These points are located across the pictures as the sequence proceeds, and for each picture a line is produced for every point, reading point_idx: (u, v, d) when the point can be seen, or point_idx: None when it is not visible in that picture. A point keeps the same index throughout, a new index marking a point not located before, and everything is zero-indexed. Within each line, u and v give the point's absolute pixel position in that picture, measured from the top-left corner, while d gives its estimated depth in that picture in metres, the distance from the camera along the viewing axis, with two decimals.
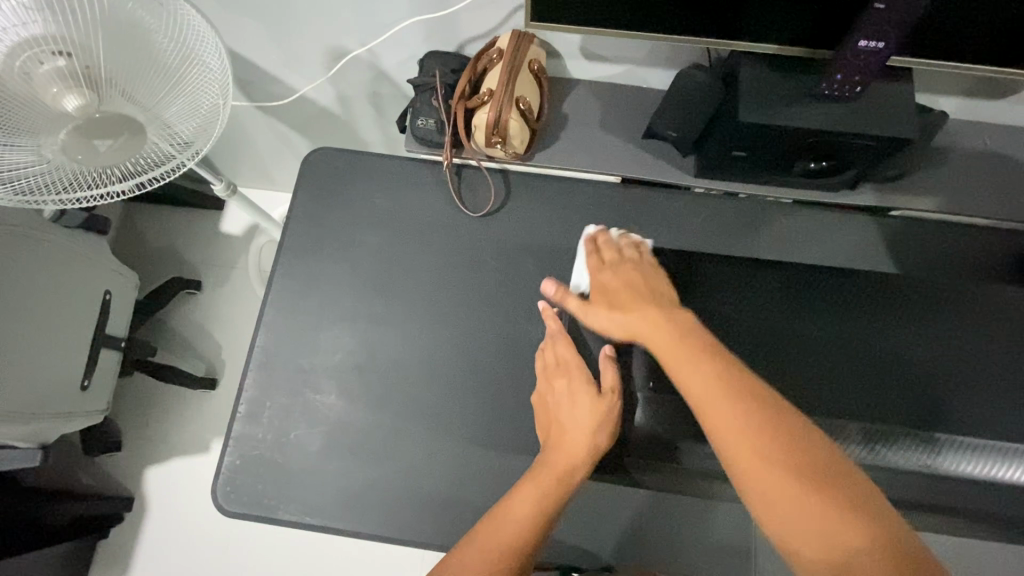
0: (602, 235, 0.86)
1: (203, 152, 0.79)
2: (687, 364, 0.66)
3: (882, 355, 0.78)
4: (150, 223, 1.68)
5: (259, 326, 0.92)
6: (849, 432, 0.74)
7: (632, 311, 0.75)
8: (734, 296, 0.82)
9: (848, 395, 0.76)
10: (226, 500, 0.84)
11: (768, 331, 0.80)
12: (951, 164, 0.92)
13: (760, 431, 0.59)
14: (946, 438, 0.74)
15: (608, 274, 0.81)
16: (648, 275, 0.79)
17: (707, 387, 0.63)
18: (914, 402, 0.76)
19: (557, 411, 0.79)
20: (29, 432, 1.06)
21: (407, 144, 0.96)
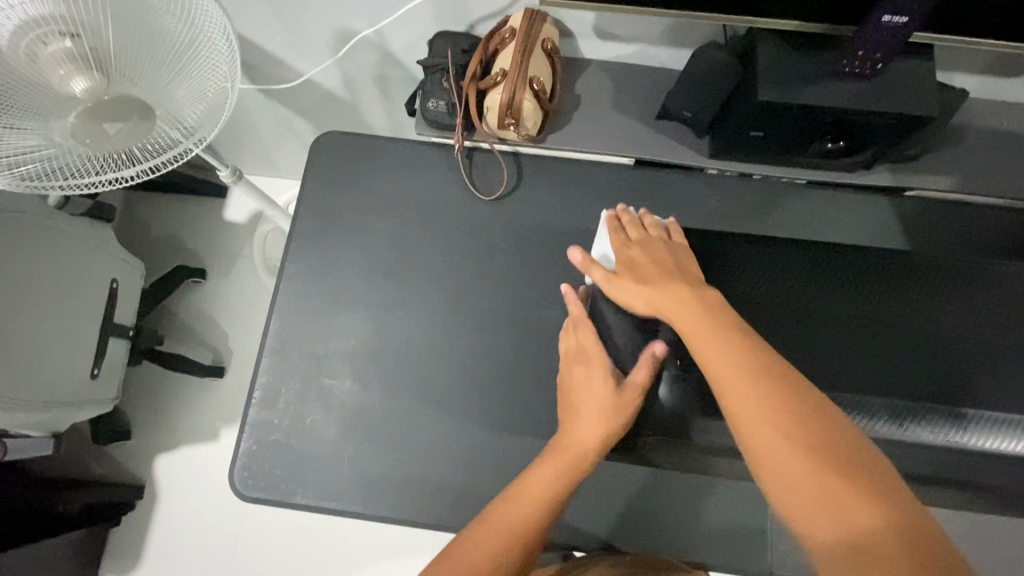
0: (624, 213, 0.82)
1: (208, 140, 0.79)
2: (721, 353, 0.61)
3: (901, 334, 0.77)
4: (153, 211, 1.66)
5: (272, 312, 0.91)
6: (878, 408, 0.73)
7: (659, 285, 0.71)
8: (755, 274, 0.80)
9: (876, 372, 0.74)
10: (243, 485, 0.84)
11: (794, 305, 0.78)
12: (968, 142, 0.91)
13: (788, 426, 0.55)
14: (973, 413, 0.72)
15: (635, 250, 0.77)
16: (676, 253, 0.76)
17: (744, 391, 0.58)
18: (941, 376, 0.74)
19: (574, 390, 0.77)
20: (41, 421, 1.06)
21: (418, 127, 0.94)
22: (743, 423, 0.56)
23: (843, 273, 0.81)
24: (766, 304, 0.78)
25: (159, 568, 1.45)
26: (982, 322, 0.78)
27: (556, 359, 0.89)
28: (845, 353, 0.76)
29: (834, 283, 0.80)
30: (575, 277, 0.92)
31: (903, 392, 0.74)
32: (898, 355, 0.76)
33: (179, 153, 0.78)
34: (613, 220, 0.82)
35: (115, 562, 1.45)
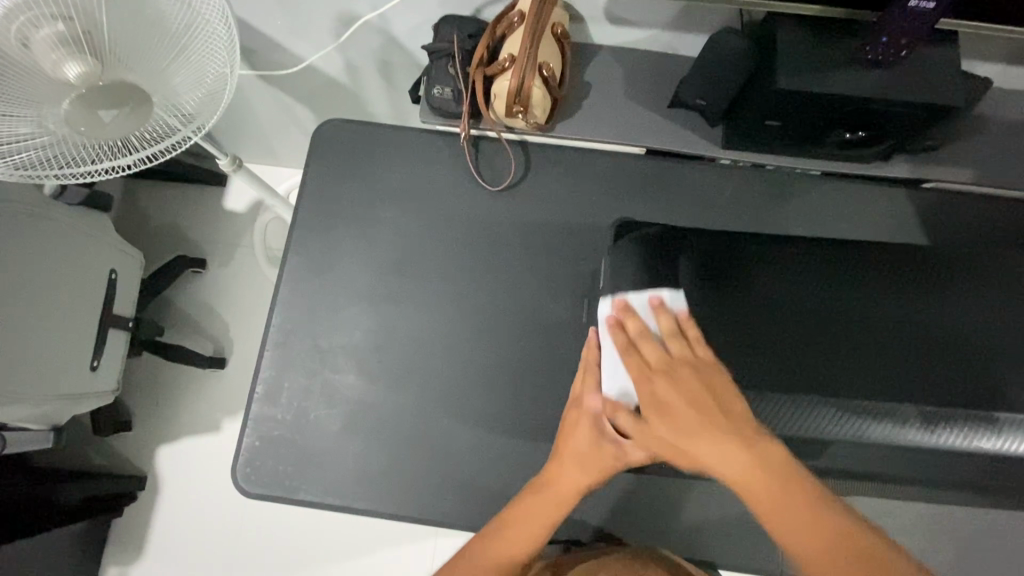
0: (630, 318, 0.69)
1: (206, 126, 0.73)
2: (768, 489, 0.59)
3: (907, 333, 0.69)
4: (151, 199, 1.64)
5: (274, 305, 0.90)
6: (907, 418, 0.65)
7: (694, 430, 0.62)
8: (760, 273, 0.72)
9: (896, 382, 0.66)
10: (246, 481, 0.83)
11: (809, 309, 0.70)
12: (989, 133, 0.88)
13: (841, 552, 0.56)
14: (1006, 417, 0.64)
15: (657, 375, 0.65)
16: (702, 371, 0.64)
17: (794, 516, 0.58)
18: (969, 383, 0.66)
19: (569, 445, 0.72)
20: (40, 414, 1.05)
21: (422, 115, 0.92)
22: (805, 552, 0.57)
23: (868, 271, 0.72)
24: (750, 300, 0.70)
25: (161, 559, 1.44)
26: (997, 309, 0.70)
27: (564, 353, 0.87)
28: (866, 362, 0.67)
29: (858, 281, 0.71)
30: (583, 270, 0.90)
31: (926, 398, 0.66)
32: (923, 362, 0.67)
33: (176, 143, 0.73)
34: (620, 324, 0.70)
35: (118, 553, 1.45)
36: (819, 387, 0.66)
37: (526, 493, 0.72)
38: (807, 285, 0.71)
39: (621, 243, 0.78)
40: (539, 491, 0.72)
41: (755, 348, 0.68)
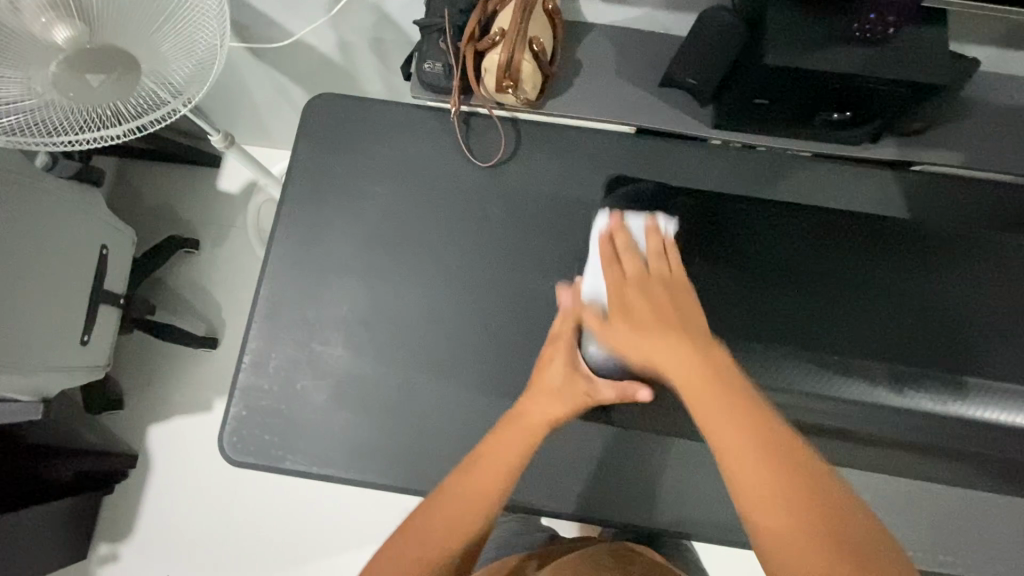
0: (622, 233, 0.73)
1: (196, 101, 0.76)
2: (711, 401, 0.57)
3: (888, 305, 0.77)
4: (145, 179, 1.63)
5: (263, 277, 0.90)
6: (879, 381, 0.73)
7: (653, 337, 0.64)
8: (759, 240, 0.79)
9: (868, 346, 0.75)
10: (232, 449, 0.84)
11: (799, 275, 0.78)
12: (977, 117, 0.89)
13: (795, 502, 0.51)
14: (971, 384, 0.73)
15: (630, 285, 0.69)
16: (677, 298, 0.67)
17: (729, 436, 0.55)
18: (934, 349, 0.75)
19: (546, 379, 0.72)
20: (28, 384, 1.04)
21: (414, 90, 0.92)
22: (734, 468, 0.54)
23: (855, 242, 0.80)
24: (755, 269, 0.78)
25: (151, 536, 1.45)
26: (976, 296, 0.78)
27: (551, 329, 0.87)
28: (841, 328, 0.76)
29: (845, 251, 0.79)
30: (572, 247, 0.91)
31: (894, 362, 0.74)
32: (894, 328, 0.76)
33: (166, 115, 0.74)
34: (611, 237, 0.73)
35: (108, 529, 1.46)
36: (812, 349, 0.75)
37: (505, 424, 0.69)
38: (800, 249, 0.80)
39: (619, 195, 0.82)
40: (512, 420, 0.70)
41: (758, 307, 0.77)
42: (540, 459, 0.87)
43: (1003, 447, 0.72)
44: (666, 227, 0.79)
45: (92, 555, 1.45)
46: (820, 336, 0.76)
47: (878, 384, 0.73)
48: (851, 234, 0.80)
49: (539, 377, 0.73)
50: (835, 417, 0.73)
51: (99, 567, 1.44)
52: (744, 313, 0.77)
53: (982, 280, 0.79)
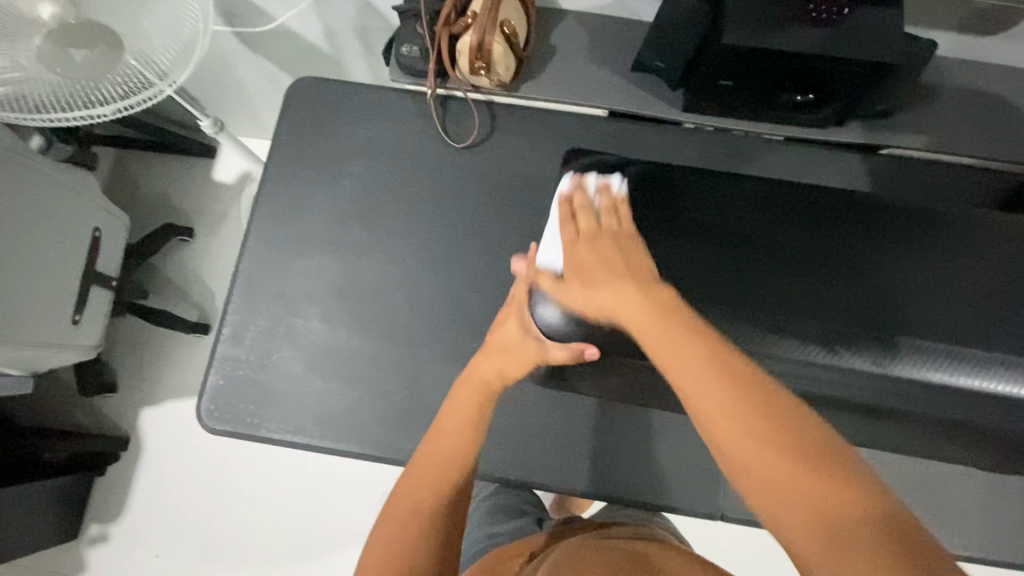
0: (578, 192, 0.69)
1: (179, 84, 0.80)
2: (666, 337, 0.55)
3: (828, 262, 0.71)
4: (141, 168, 1.67)
5: (244, 252, 0.93)
6: (808, 335, 0.66)
7: (608, 286, 0.61)
8: (691, 197, 0.75)
9: (800, 301, 0.68)
10: (210, 417, 0.86)
11: (731, 230, 0.73)
12: (940, 100, 0.90)
13: (749, 419, 0.49)
14: (905, 342, 0.65)
15: (585, 241, 0.65)
16: (630, 252, 0.64)
17: (707, 394, 0.51)
18: (870, 308, 0.68)
19: (497, 340, 0.74)
20: (23, 357, 1.09)
21: (392, 74, 0.95)
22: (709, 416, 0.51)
23: (792, 207, 0.75)
24: (690, 226, 0.73)
25: (141, 517, 1.48)
26: (939, 264, 0.70)
27: None
28: (768, 280, 0.69)
29: (781, 214, 0.74)
30: (544, 225, 0.93)
31: (827, 318, 0.67)
32: (827, 286, 0.69)
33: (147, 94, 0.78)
34: (569, 200, 0.69)
35: (99, 508, 1.48)
36: (736, 304, 0.68)
37: (459, 385, 0.72)
38: (739, 213, 0.74)
39: (575, 164, 0.83)
40: (465, 385, 0.72)
41: (684, 265, 0.70)
42: (508, 431, 0.89)
43: (958, 409, 0.63)
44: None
45: (82, 535, 1.47)
46: (747, 292, 0.68)
47: (804, 337, 0.65)
48: (792, 199, 0.76)
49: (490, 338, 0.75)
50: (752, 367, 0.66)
51: (89, 548, 1.46)
52: (669, 269, 0.70)
53: (947, 250, 0.71)
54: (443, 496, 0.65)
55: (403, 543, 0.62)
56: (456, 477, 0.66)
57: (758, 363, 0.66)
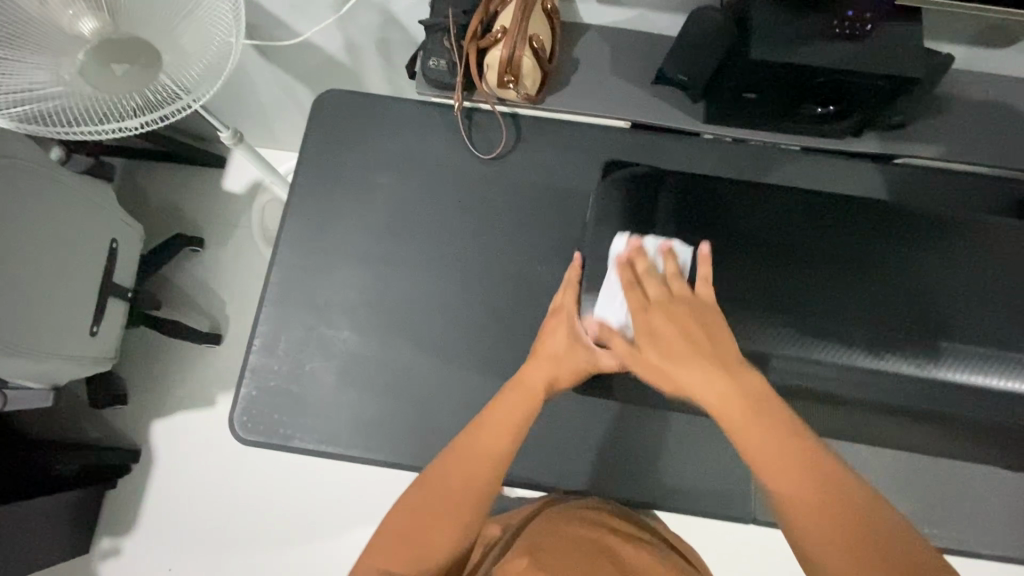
0: (640, 258, 0.70)
1: (205, 98, 0.79)
2: (743, 418, 0.57)
3: (868, 270, 0.73)
4: (150, 178, 1.66)
5: (273, 264, 0.94)
6: (853, 343, 0.69)
7: (688, 363, 0.62)
8: (728, 209, 0.77)
9: (842, 309, 0.71)
10: (243, 429, 0.87)
11: (770, 240, 0.74)
12: (952, 112, 0.93)
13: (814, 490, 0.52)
14: (944, 346, 0.68)
15: (655, 312, 0.66)
16: (701, 320, 0.65)
17: (772, 455, 0.55)
18: (910, 314, 0.70)
19: (546, 347, 0.76)
20: (45, 371, 1.09)
21: (418, 87, 0.95)
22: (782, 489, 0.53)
23: (827, 214, 0.77)
24: (731, 237, 0.75)
25: (153, 533, 1.44)
26: (977, 265, 0.73)
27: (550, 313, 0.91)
28: (811, 290, 0.72)
29: (817, 223, 0.76)
30: (571, 234, 0.95)
31: (869, 325, 0.70)
32: (866, 293, 0.71)
33: (176, 109, 0.77)
34: (631, 264, 0.70)
35: (109, 523, 1.45)
36: (784, 313, 0.70)
37: (509, 385, 0.73)
38: (781, 221, 0.76)
39: (609, 176, 0.82)
40: (514, 386, 0.73)
41: (728, 274, 0.73)
42: (539, 438, 0.89)
43: (991, 408, 0.68)
44: (635, 203, 0.78)
45: (93, 551, 1.43)
46: (793, 300, 0.71)
47: (846, 345, 0.69)
48: (828, 207, 0.77)
49: (540, 343, 0.77)
50: (794, 376, 0.70)
51: (100, 561, 1.43)
52: (715, 278, 0.73)
53: (981, 252, 0.73)
54: (482, 485, 0.66)
55: (432, 535, 0.64)
56: (497, 469, 0.67)
57: (804, 371, 0.70)
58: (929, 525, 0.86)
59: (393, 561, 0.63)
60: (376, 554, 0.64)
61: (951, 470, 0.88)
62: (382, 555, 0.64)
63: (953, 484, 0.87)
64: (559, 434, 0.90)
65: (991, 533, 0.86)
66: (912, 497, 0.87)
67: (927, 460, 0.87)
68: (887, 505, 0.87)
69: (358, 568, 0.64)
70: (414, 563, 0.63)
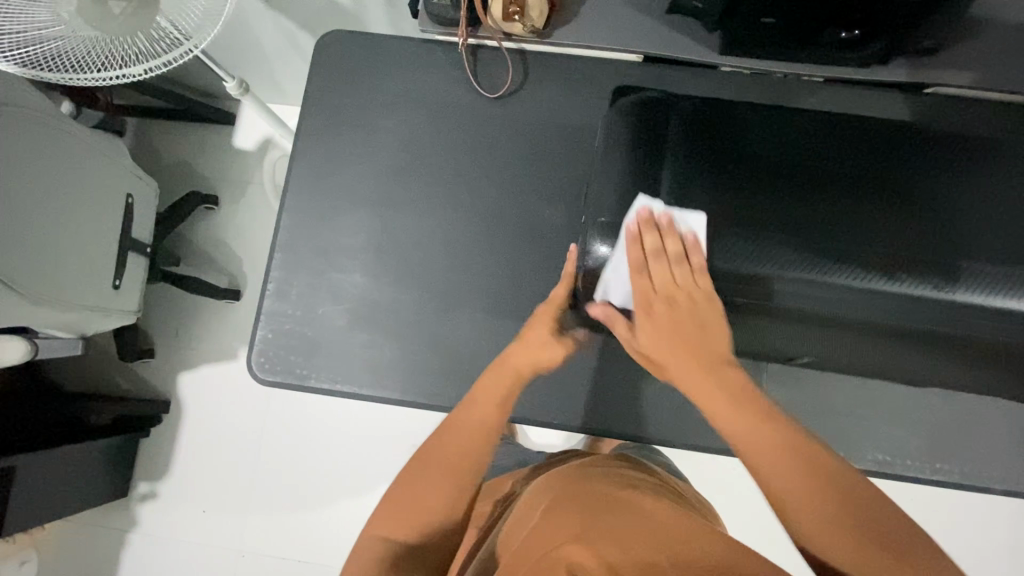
0: (648, 232, 0.71)
1: (201, 47, 0.79)
2: (750, 430, 0.59)
3: (877, 191, 0.72)
4: (162, 135, 1.66)
5: (283, 209, 0.94)
6: (865, 264, 0.68)
7: (669, 353, 0.68)
8: (733, 134, 0.77)
9: (853, 230, 0.70)
10: (260, 369, 0.89)
11: (775, 163, 0.74)
12: (992, 35, 0.86)
13: (814, 489, 0.55)
14: (961, 267, 0.67)
15: (657, 302, 0.70)
16: (697, 303, 0.69)
17: (766, 450, 0.58)
18: (924, 235, 0.69)
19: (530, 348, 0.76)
20: (71, 320, 1.14)
21: (421, 25, 0.92)
22: (769, 469, 0.57)
23: (834, 138, 0.77)
24: (736, 160, 0.75)
25: (185, 477, 1.51)
26: (993, 188, 0.72)
27: (557, 254, 0.90)
28: (818, 211, 0.71)
29: (823, 145, 0.76)
30: (580, 173, 0.93)
31: (882, 246, 0.69)
32: (876, 215, 0.71)
33: (176, 55, 0.78)
34: (637, 239, 0.71)
35: (144, 468, 1.52)
36: (793, 235, 0.70)
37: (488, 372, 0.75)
38: (789, 146, 0.76)
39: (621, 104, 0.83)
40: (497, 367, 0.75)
41: (734, 195, 0.73)
42: (549, 377, 0.90)
43: (1002, 329, 0.67)
44: (642, 124, 0.79)
45: (132, 494, 1.50)
46: (804, 222, 0.71)
47: (856, 267, 0.68)
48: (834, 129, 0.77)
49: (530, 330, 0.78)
50: (805, 296, 0.69)
51: (138, 504, 1.50)
52: (722, 200, 0.73)
53: (991, 173, 0.73)
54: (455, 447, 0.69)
55: (425, 497, 0.66)
56: (482, 441, 0.70)
57: (814, 293, 0.69)
58: (943, 461, 0.85)
59: (393, 525, 0.65)
60: (378, 519, 0.66)
61: (964, 406, 0.87)
62: (380, 519, 0.66)
63: (967, 421, 0.86)
64: (568, 374, 0.90)
65: (1005, 469, 0.85)
66: (924, 432, 0.86)
67: (942, 396, 0.86)
68: (898, 440, 0.87)
69: (364, 533, 0.67)
70: (412, 525, 0.65)
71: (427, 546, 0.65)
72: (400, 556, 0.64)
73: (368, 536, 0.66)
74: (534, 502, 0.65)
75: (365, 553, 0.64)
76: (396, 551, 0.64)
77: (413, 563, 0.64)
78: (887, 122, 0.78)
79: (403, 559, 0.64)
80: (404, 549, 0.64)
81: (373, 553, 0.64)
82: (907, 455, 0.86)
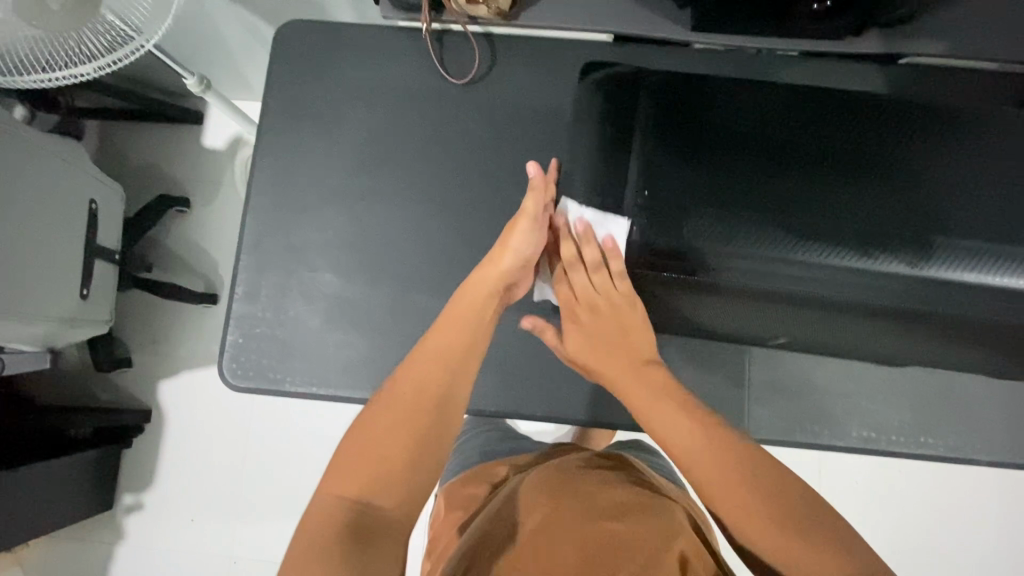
0: (567, 244, 0.77)
1: (154, 41, 0.76)
2: (667, 417, 0.65)
3: (851, 165, 0.71)
4: (126, 137, 1.61)
5: (247, 209, 0.91)
6: (839, 239, 0.67)
7: (602, 353, 0.73)
8: (706, 109, 0.76)
9: (827, 206, 0.69)
10: (232, 375, 0.86)
11: (746, 137, 0.74)
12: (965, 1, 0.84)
13: (748, 489, 0.57)
14: (937, 242, 0.66)
15: (582, 311, 0.76)
16: (619, 309, 0.75)
17: (682, 433, 0.63)
18: (900, 209, 0.68)
19: (494, 269, 0.75)
20: (38, 333, 1.10)
21: (383, 11, 0.88)
22: (684, 451, 0.61)
23: (807, 112, 0.76)
24: (708, 135, 0.74)
25: (169, 486, 1.48)
26: (970, 158, 0.71)
27: None
28: (790, 186, 0.71)
29: (796, 118, 0.75)
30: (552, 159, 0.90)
31: (857, 220, 0.68)
32: (850, 188, 0.70)
33: (128, 52, 0.76)
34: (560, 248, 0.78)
35: (127, 480, 1.48)
36: (766, 212, 0.69)
37: (456, 303, 0.72)
38: (761, 119, 0.75)
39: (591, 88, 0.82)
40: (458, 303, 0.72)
41: (708, 172, 0.72)
42: (530, 369, 0.89)
43: (984, 307, 0.65)
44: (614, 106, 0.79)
45: (117, 506, 1.47)
46: (777, 198, 0.70)
47: (828, 244, 0.67)
48: (807, 104, 0.77)
49: (506, 244, 0.76)
50: (783, 277, 0.68)
51: (124, 516, 1.47)
52: (693, 176, 0.72)
53: (978, 146, 0.71)
54: (437, 391, 0.64)
55: (390, 443, 0.59)
56: (452, 376, 0.66)
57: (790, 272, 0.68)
58: (928, 435, 0.85)
59: (355, 482, 0.56)
60: (334, 476, 0.57)
61: (949, 380, 0.86)
62: (339, 477, 0.57)
63: (953, 395, 0.86)
64: (549, 364, 0.88)
65: (991, 440, 0.85)
66: (909, 407, 0.86)
67: (926, 370, 0.86)
68: (883, 416, 0.86)
69: (315, 498, 0.57)
70: (376, 479, 0.57)
71: (397, 503, 0.57)
72: (366, 518, 0.55)
73: (323, 497, 0.56)
74: (531, 495, 0.63)
75: (320, 513, 0.55)
76: (359, 511, 0.55)
77: (380, 524, 0.55)
78: (859, 94, 0.77)
79: (369, 521, 0.55)
80: (371, 509, 0.55)
81: (329, 515, 0.54)
82: (893, 430, 0.86)
